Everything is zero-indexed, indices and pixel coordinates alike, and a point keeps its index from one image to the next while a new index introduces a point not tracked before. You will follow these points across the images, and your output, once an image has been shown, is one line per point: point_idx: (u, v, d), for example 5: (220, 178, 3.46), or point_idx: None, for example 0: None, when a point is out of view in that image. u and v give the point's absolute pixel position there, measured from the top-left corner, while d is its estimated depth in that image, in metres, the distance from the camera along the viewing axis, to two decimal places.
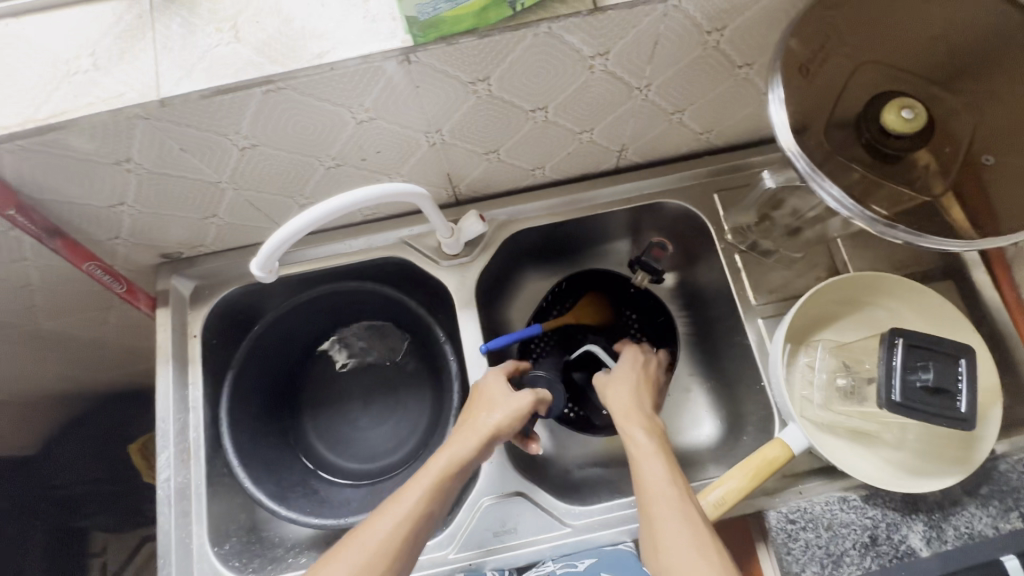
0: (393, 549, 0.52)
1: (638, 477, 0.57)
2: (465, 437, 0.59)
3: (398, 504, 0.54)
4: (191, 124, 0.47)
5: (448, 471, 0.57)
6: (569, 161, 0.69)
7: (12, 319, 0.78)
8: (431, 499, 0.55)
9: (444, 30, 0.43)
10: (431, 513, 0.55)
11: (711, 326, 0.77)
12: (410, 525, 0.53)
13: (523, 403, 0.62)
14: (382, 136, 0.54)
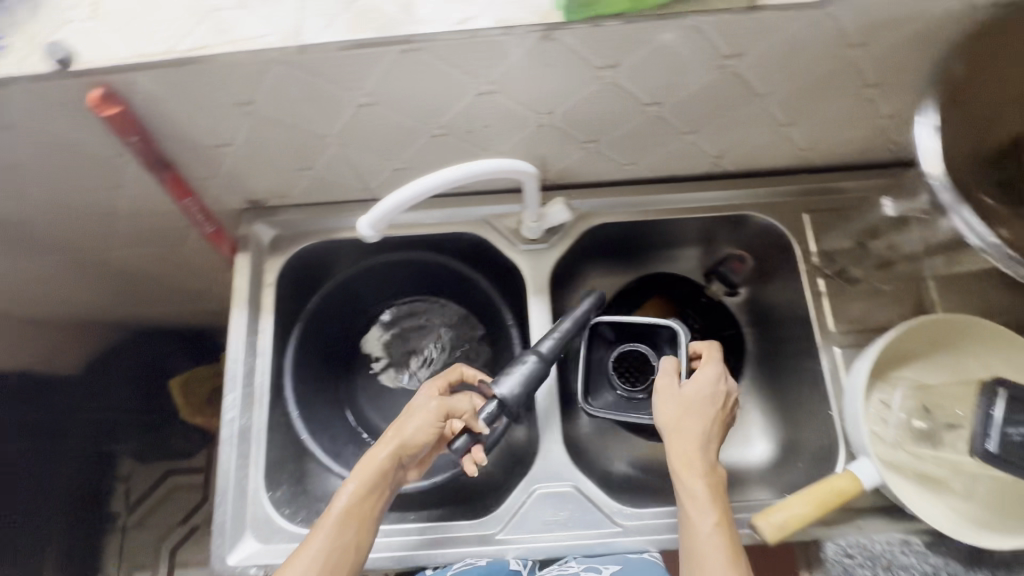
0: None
1: (687, 528, 0.53)
2: (367, 465, 0.56)
3: (308, 551, 0.52)
4: (321, 75, 0.47)
5: (355, 503, 0.54)
6: (663, 161, 0.68)
7: (90, 244, 0.80)
8: (343, 535, 0.53)
9: (595, 11, 0.42)
10: (351, 547, 0.53)
11: (778, 347, 0.76)
12: (330, 567, 0.51)
13: (426, 418, 0.58)
14: (495, 111, 0.54)
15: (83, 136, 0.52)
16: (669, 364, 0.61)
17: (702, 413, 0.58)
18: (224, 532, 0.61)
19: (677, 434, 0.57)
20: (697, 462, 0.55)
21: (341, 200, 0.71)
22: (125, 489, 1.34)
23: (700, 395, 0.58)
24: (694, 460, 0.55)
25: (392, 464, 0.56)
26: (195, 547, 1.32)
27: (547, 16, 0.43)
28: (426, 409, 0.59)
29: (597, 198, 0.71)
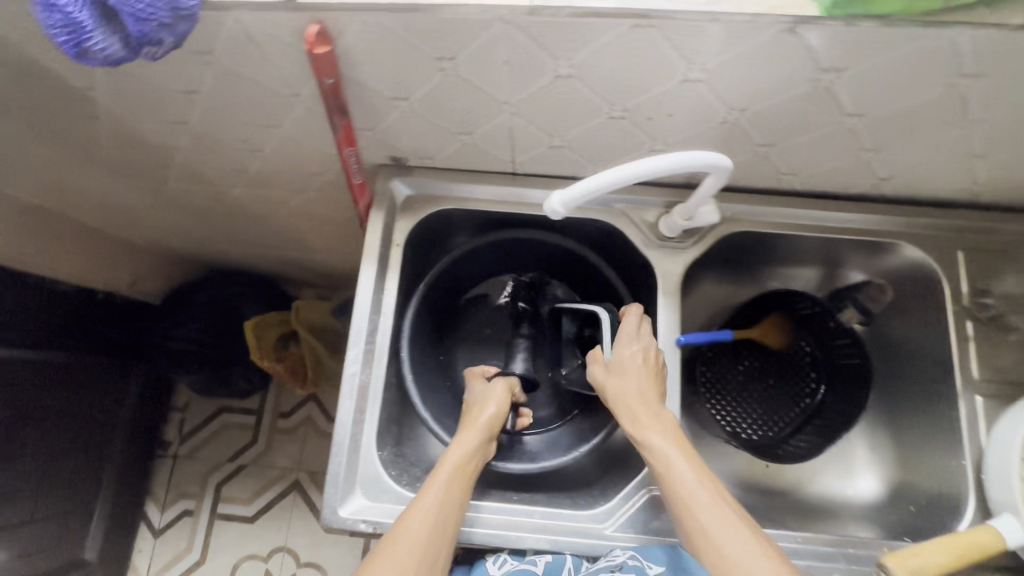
0: (433, 543, 0.53)
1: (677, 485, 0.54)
2: (467, 436, 0.62)
3: (424, 498, 0.55)
4: (538, 41, 0.45)
5: (462, 464, 0.59)
6: (824, 176, 0.65)
7: (213, 178, 0.79)
8: (453, 490, 0.57)
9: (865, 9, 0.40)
10: (456, 504, 0.56)
11: (901, 385, 0.74)
12: (443, 517, 0.55)
13: (501, 402, 0.65)
14: (688, 101, 0.52)
15: (271, 70, 0.51)
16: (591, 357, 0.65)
17: (639, 380, 0.60)
18: (337, 483, 0.61)
19: (644, 410, 0.58)
20: (671, 438, 0.56)
21: (480, 169, 0.70)
22: (179, 419, 1.37)
23: (628, 365, 0.61)
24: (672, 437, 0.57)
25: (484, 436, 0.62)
26: (240, 485, 1.32)
27: (800, 7, 0.40)
28: (496, 393, 0.66)
29: (742, 205, 0.69)
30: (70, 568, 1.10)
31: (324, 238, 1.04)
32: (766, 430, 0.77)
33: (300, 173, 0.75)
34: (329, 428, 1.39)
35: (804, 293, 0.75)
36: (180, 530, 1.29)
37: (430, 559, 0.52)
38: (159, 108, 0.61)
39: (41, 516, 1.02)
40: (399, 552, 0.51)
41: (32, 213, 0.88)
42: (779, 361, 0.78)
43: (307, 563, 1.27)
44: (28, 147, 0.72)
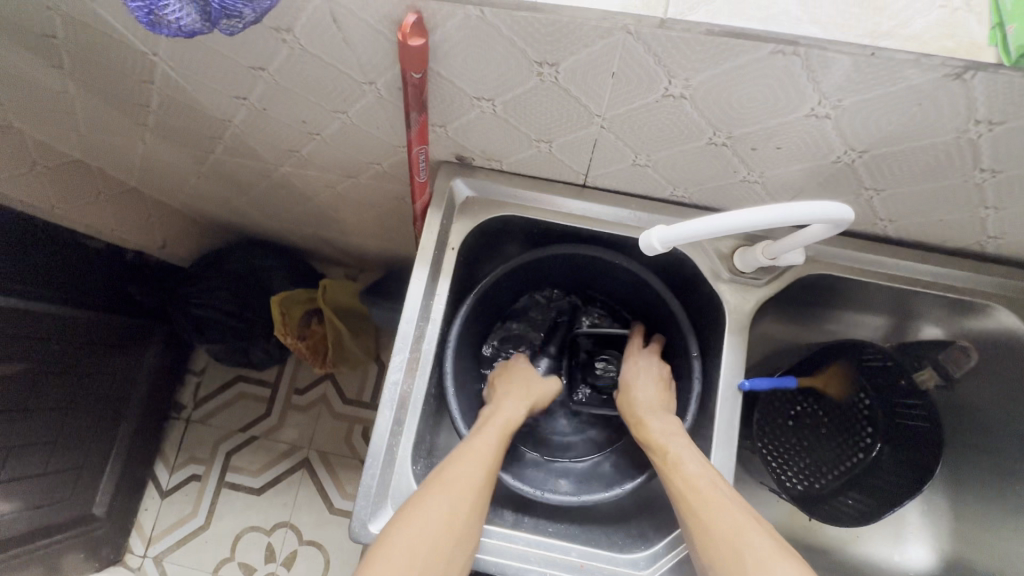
0: (482, 490, 0.56)
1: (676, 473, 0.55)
2: (516, 402, 0.66)
3: (478, 447, 0.58)
4: (661, 56, 0.40)
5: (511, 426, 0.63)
6: (928, 227, 0.59)
7: (262, 154, 0.75)
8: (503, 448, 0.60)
9: None
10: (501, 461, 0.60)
11: (969, 454, 0.69)
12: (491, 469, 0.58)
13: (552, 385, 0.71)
14: (805, 135, 0.46)
15: (352, 54, 0.47)
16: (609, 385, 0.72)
17: (647, 390, 0.66)
18: (369, 496, 0.58)
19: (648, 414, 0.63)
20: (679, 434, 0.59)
21: (548, 178, 0.65)
22: (196, 383, 1.31)
23: (637, 379, 0.67)
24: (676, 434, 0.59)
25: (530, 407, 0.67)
26: (250, 456, 1.25)
27: (976, 51, 0.35)
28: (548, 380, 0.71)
29: (827, 246, 0.64)
30: (74, 524, 1.03)
31: (363, 224, 0.99)
32: (812, 481, 0.71)
33: (354, 160, 0.70)
34: (341, 408, 1.29)
35: (874, 343, 0.68)
36: (187, 493, 1.23)
37: (477, 505, 0.55)
38: (222, 77, 0.56)
39: (54, 469, 0.95)
40: (453, 490, 0.54)
41: (73, 168, 0.85)
42: (837, 412, 0.73)
43: (309, 542, 1.19)
44: (79, 103, 0.68)
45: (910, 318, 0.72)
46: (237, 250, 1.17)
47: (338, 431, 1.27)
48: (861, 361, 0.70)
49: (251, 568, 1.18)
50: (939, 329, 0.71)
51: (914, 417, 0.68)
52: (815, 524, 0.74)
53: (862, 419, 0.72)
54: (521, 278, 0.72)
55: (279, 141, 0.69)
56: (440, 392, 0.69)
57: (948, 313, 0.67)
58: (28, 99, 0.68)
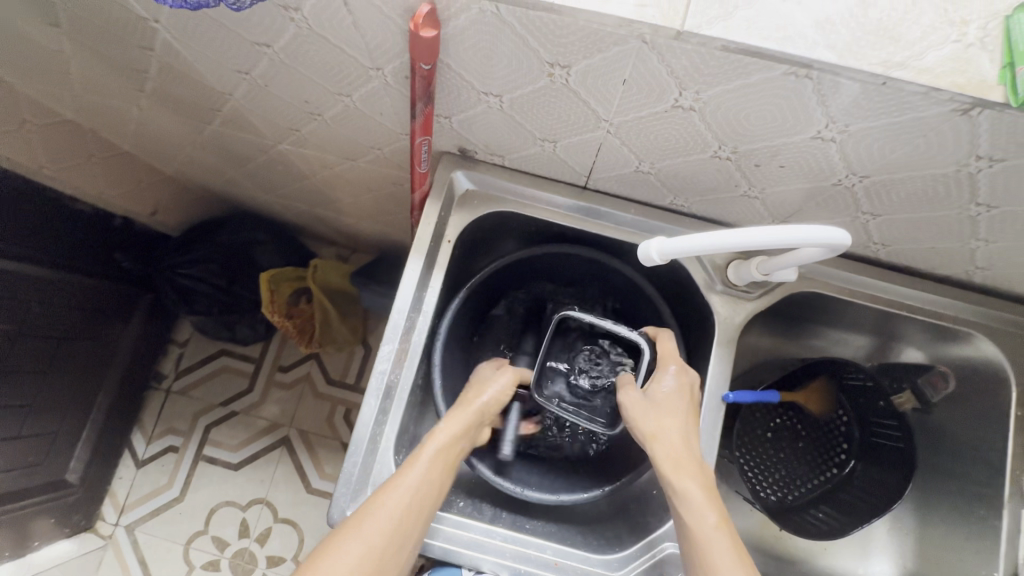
0: (406, 524, 0.51)
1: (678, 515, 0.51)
2: (458, 416, 0.59)
3: (404, 478, 0.53)
4: (673, 66, 0.40)
5: (449, 447, 0.57)
6: (920, 254, 0.59)
7: (260, 129, 0.73)
8: (437, 473, 0.55)
9: None
10: (436, 487, 0.54)
11: (937, 475, 0.71)
12: (420, 499, 0.53)
13: (505, 390, 0.64)
14: (809, 156, 0.46)
15: (360, 39, 0.46)
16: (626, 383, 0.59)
17: (682, 421, 0.55)
18: (349, 484, 0.58)
19: (671, 464, 0.52)
20: (690, 466, 0.53)
21: (549, 176, 0.64)
22: (178, 354, 1.29)
23: (671, 403, 0.56)
24: (688, 461, 0.53)
25: (474, 422, 0.60)
26: (229, 431, 1.25)
27: (985, 89, 0.35)
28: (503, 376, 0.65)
29: (820, 265, 0.64)
30: (46, 489, 1.02)
31: (358, 207, 0.98)
32: (785, 493, 0.72)
33: (355, 143, 0.69)
34: (324, 389, 1.29)
35: (858, 363, 0.70)
36: (163, 464, 1.22)
37: (397, 544, 0.50)
38: (224, 50, 0.55)
39: (29, 433, 0.93)
40: (369, 531, 0.49)
41: (64, 129, 0.83)
42: (815, 428, 0.74)
43: (282, 521, 1.19)
44: (74, 64, 0.66)
45: (893, 339, 0.73)
46: (228, 223, 1.15)
47: (320, 411, 1.27)
48: (844, 379, 0.71)
49: (224, 542, 1.17)
50: (921, 353, 0.72)
51: (889, 437, 0.70)
52: (785, 534, 0.76)
53: (838, 437, 0.73)
54: (515, 274, 0.72)
55: (279, 118, 0.68)
56: (427, 383, 0.69)
57: (930, 338, 0.69)
58: (22, 56, 0.66)
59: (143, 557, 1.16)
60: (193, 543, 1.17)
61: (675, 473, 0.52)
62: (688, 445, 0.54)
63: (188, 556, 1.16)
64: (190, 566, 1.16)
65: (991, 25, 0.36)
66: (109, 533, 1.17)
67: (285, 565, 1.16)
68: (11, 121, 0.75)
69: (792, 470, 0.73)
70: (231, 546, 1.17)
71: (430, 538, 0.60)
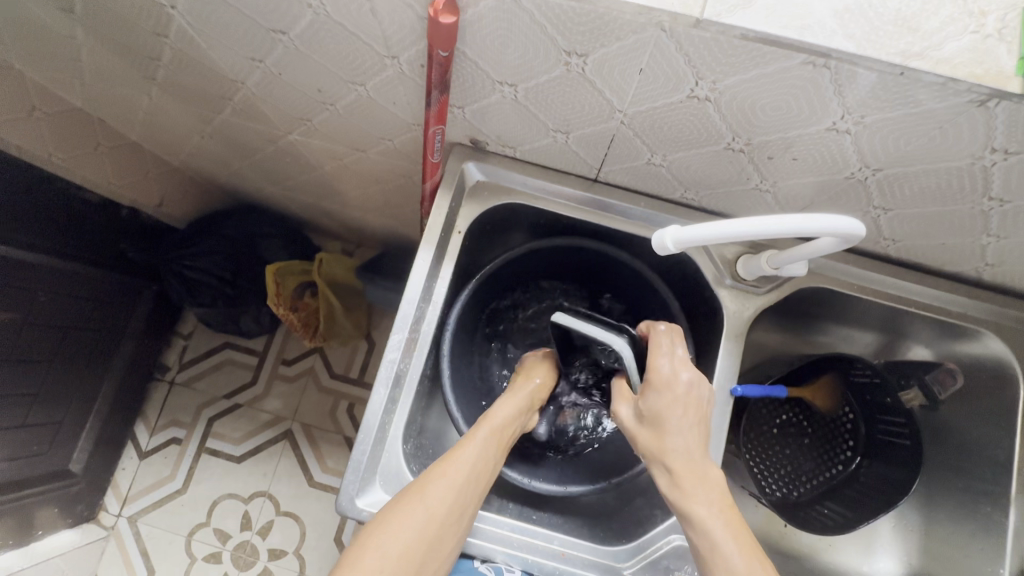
0: (465, 493, 0.53)
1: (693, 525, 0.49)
2: (511, 402, 0.62)
3: (462, 452, 0.55)
4: (691, 55, 0.40)
5: (503, 427, 0.60)
6: (930, 250, 0.59)
7: (271, 119, 0.73)
8: (491, 451, 0.57)
9: None
10: (491, 464, 0.57)
11: (943, 473, 0.71)
12: (478, 472, 0.55)
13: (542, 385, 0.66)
14: (823, 148, 0.47)
15: (377, 26, 0.47)
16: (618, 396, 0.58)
17: (682, 435, 0.52)
18: (358, 472, 0.58)
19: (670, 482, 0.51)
20: (704, 479, 0.50)
21: (560, 169, 0.65)
22: (182, 346, 1.30)
23: (667, 420, 0.52)
24: (693, 474, 0.51)
25: (521, 410, 0.63)
26: (233, 424, 1.25)
27: (1002, 80, 0.36)
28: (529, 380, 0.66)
29: (830, 261, 0.65)
30: (50, 478, 1.02)
31: (366, 200, 0.98)
32: (790, 490, 0.73)
33: (365, 133, 0.69)
34: (328, 383, 1.29)
35: (863, 359, 0.69)
36: (166, 456, 1.22)
37: (458, 512, 0.52)
38: (238, 37, 0.55)
39: (34, 421, 0.94)
40: (434, 494, 0.51)
41: (74, 117, 0.83)
42: (821, 424, 0.74)
43: (285, 513, 1.19)
44: (87, 51, 0.67)
45: (901, 337, 0.73)
46: (235, 215, 1.15)
47: (324, 404, 1.27)
48: (851, 375, 0.72)
49: (226, 535, 1.18)
50: (928, 350, 0.72)
51: (894, 433, 0.69)
52: (789, 530, 0.76)
53: (844, 433, 0.73)
54: (524, 266, 0.72)
55: (290, 107, 0.68)
56: (435, 373, 0.69)
57: (937, 336, 0.69)
58: (34, 42, 0.66)
59: (145, 549, 1.16)
60: (195, 535, 1.17)
61: (683, 490, 0.50)
62: (695, 455, 0.52)
63: (190, 548, 1.16)
64: (192, 558, 1.16)
65: (1010, 15, 0.36)
66: (111, 524, 1.17)
67: (286, 558, 1.17)
68: (21, 108, 0.75)
69: (797, 465, 0.74)
70: (233, 539, 1.17)
71: None
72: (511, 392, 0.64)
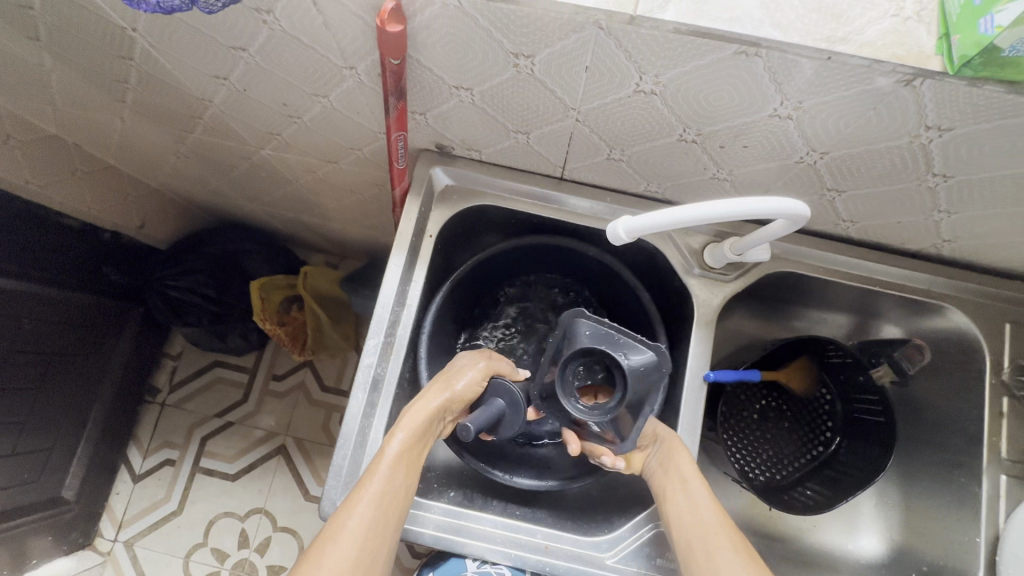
0: (375, 535, 0.52)
1: (685, 499, 0.57)
2: (413, 413, 0.58)
3: (363, 493, 0.53)
4: (631, 52, 0.42)
5: (407, 448, 0.56)
6: (887, 229, 0.61)
7: (244, 136, 0.74)
8: (397, 475, 0.55)
9: (1000, 72, 0.37)
10: (401, 491, 0.55)
11: (918, 447, 0.73)
12: (384, 507, 0.53)
13: (477, 373, 0.62)
14: (769, 135, 0.48)
15: (332, 37, 0.48)
16: (610, 462, 0.60)
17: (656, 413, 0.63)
18: (340, 476, 0.59)
19: (668, 446, 0.60)
20: (681, 454, 0.59)
21: (525, 168, 0.66)
22: (171, 367, 1.29)
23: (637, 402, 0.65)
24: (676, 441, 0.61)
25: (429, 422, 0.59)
26: (225, 442, 1.25)
27: (924, 60, 0.37)
28: (495, 359, 0.65)
29: (795, 245, 0.66)
30: (43, 506, 1.02)
31: (344, 210, 0.99)
32: (773, 473, 0.73)
33: (336, 145, 0.70)
34: (319, 396, 1.29)
35: (836, 341, 0.70)
36: (160, 478, 1.22)
37: (370, 558, 0.51)
38: (201, 56, 0.56)
39: (23, 449, 0.94)
40: (343, 544, 0.50)
41: (50, 143, 0.84)
42: (797, 403, 0.76)
43: (282, 528, 1.19)
44: (55, 77, 0.68)
45: (871, 317, 0.74)
46: (217, 232, 1.16)
47: (316, 417, 1.27)
48: (823, 358, 0.73)
49: (224, 554, 1.17)
50: (898, 328, 0.74)
51: (870, 412, 0.71)
52: (773, 513, 0.76)
53: (819, 412, 0.75)
54: (498, 266, 0.73)
55: (260, 122, 0.69)
56: (415, 376, 0.69)
57: (904, 313, 0.70)
58: (3, 70, 0.67)
59: (143, 573, 1.16)
60: (193, 556, 1.17)
61: (668, 448, 0.60)
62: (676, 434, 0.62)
63: (188, 570, 1.16)
64: None
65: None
66: (107, 550, 1.16)
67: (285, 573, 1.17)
68: None
69: (778, 448, 0.75)
70: (231, 557, 1.17)
71: (424, 527, 0.61)
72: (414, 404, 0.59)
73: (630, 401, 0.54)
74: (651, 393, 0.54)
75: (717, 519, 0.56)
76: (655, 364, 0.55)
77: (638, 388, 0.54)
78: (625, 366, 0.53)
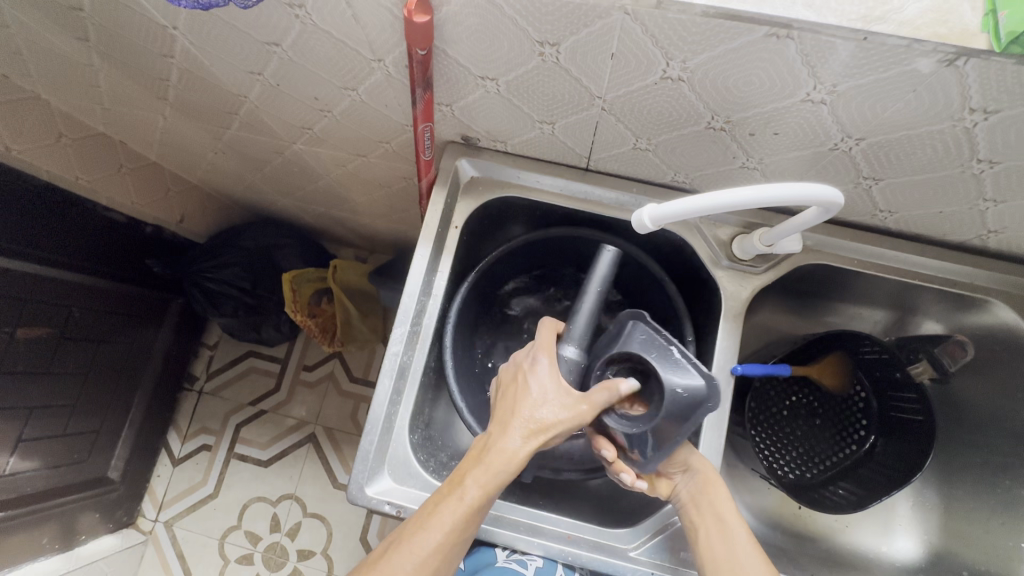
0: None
1: (718, 531, 0.56)
2: (494, 465, 0.51)
3: (425, 537, 0.50)
4: (658, 36, 0.41)
5: (479, 502, 0.51)
6: (929, 220, 0.59)
7: (277, 131, 0.76)
8: (463, 527, 0.51)
9: None
10: (464, 538, 0.52)
11: (959, 448, 0.70)
12: (445, 552, 0.51)
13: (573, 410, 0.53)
14: (801, 122, 0.47)
15: (361, 31, 0.49)
16: (629, 481, 0.57)
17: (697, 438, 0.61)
18: (366, 461, 0.60)
19: (702, 479, 0.58)
20: (717, 485, 0.57)
21: (551, 160, 0.66)
22: (208, 356, 1.34)
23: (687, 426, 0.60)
24: (710, 472, 0.58)
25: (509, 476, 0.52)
26: (259, 429, 1.29)
27: (968, 37, 0.37)
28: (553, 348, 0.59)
29: (829, 237, 0.64)
30: (89, 485, 1.07)
31: (373, 204, 1.00)
32: (804, 471, 0.71)
33: (365, 138, 0.71)
34: (348, 386, 1.32)
35: (870, 336, 0.68)
36: (197, 463, 1.27)
37: None
38: (236, 51, 0.58)
39: (72, 430, 0.99)
40: None
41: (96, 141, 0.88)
42: (829, 401, 0.74)
43: (311, 514, 1.23)
44: (102, 76, 0.71)
45: (910, 312, 0.72)
46: (251, 225, 1.19)
47: (345, 407, 1.31)
48: (858, 354, 0.70)
49: (257, 537, 1.21)
50: (939, 324, 0.71)
51: (907, 410, 0.68)
52: (804, 512, 0.75)
53: (852, 410, 0.73)
54: (522, 257, 0.74)
55: (293, 117, 0.71)
56: (439, 366, 0.70)
57: (945, 307, 0.68)
58: (55, 69, 0.71)
59: (181, 553, 1.20)
60: (228, 538, 1.22)
61: (705, 483, 0.57)
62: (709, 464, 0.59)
63: (223, 551, 1.21)
64: (226, 560, 1.20)
65: None
66: (148, 529, 1.22)
67: (315, 558, 1.20)
68: (49, 135, 0.80)
69: (809, 446, 0.72)
70: (263, 541, 1.21)
71: None
72: (498, 450, 0.52)
73: (661, 418, 0.53)
74: (686, 418, 0.52)
75: (752, 549, 0.56)
76: (703, 393, 0.52)
77: (675, 408, 0.52)
78: (664, 383, 0.53)
